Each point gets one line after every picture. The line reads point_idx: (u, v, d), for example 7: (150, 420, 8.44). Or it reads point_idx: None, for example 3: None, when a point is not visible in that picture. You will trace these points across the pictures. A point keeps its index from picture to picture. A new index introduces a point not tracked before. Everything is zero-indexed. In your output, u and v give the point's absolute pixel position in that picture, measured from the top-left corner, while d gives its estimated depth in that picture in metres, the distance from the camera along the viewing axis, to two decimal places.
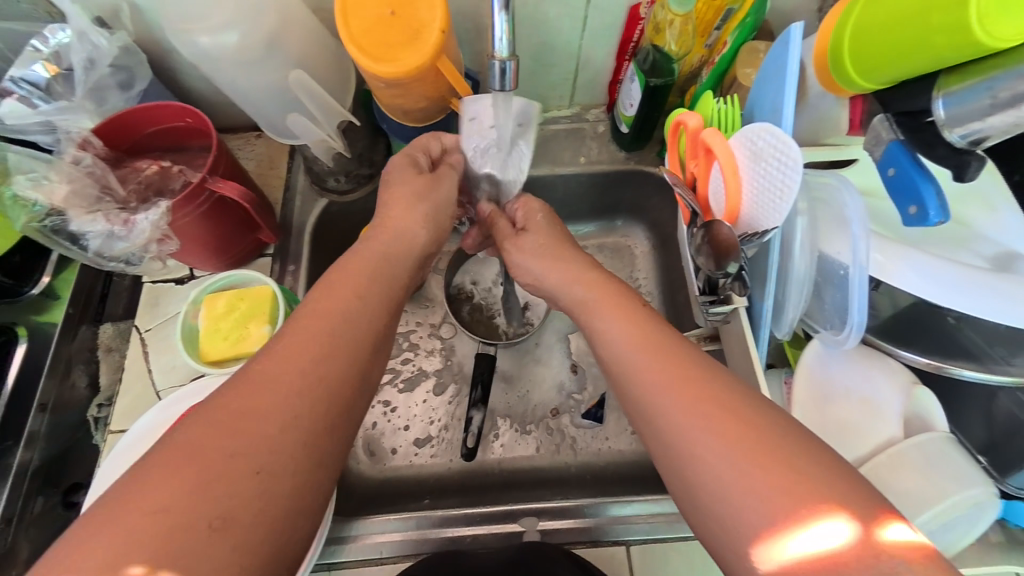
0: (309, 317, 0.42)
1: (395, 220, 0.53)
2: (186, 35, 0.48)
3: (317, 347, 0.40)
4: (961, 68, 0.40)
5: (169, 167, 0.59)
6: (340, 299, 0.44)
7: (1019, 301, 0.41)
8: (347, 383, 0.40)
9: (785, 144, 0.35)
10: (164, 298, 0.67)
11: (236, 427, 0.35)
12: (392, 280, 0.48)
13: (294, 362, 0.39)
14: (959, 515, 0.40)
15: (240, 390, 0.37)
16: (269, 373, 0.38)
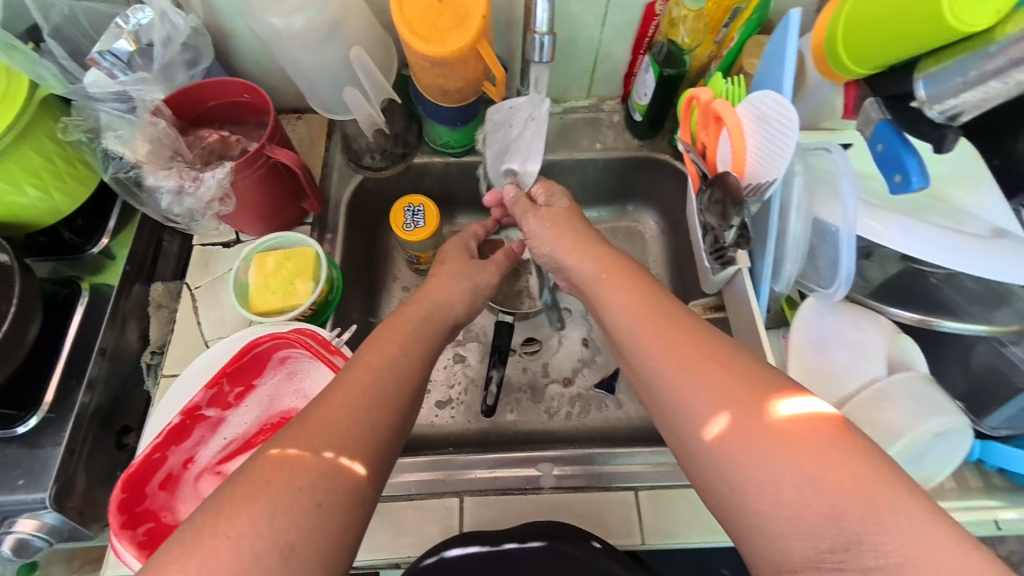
0: (361, 368, 0.44)
1: (438, 289, 0.57)
2: (260, 15, 0.55)
3: (367, 398, 0.42)
4: (938, 52, 0.46)
5: (229, 136, 0.66)
6: (387, 350, 0.47)
7: (988, 257, 0.47)
8: (397, 426, 0.43)
9: (784, 113, 0.41)
10: (214, 260, 0.73)
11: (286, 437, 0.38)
12: (433, 328, 0.53)
13: (349, 407, 0.41)
14: (925, 443, 0.46)
15: (301, 429, 0.39)
16: (329, 418, 0.40)
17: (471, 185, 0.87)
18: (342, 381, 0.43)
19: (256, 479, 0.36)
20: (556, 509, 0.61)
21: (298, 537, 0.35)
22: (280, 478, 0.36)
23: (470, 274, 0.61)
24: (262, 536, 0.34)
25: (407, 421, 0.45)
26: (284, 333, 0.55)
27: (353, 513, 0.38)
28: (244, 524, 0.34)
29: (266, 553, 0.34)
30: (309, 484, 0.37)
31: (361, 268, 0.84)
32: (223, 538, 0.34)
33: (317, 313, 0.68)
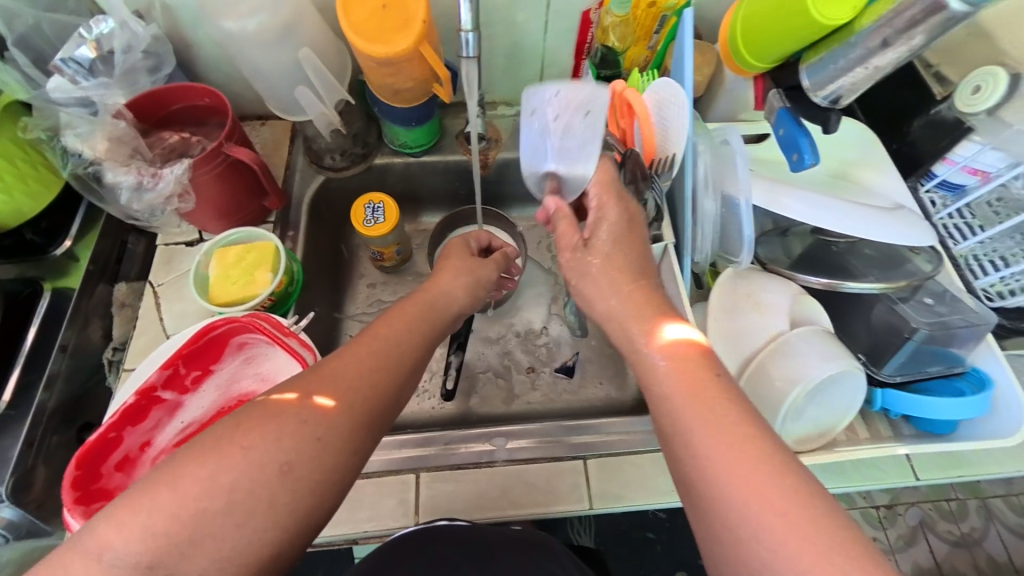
0: (372, 336, 0.47)
1: (443, 282, 0.58)
2: (215, 19, 0.59)
3: (372, 360, 0.45)
4: (816, 45, 0.53)
5: (189, 137, 0.70)
6: (397, 324, 0.49)
7: (901, 231, 0.53)
8: (393, 394, 0.45)
9: (679, 97, 0.51)
10: (178, 257, 0.76)
11: (266, 405, 0.39)
12: (436, 316, 0.54)
13: (356, 365, 0.44)
14: (822, 388, 0.52)
15: (316, 375, 0.42)
16: (339, 369, 0.43)
17: (432, 183, 0.92)
18: (357, 342, 0.46)
19: (267, 407, 0.39)
20: (508, 479, 0.65)
21: (297, 457, 0.38)
22: (288, 410, 0.39)
23: (473, 270, 0.62)
24: (271, 452, 0.37)
25: (402, 395, 0.46)
26: (239, 317, 0.58)
27: (346, 455, 0.40)
28: (257, 438, 0.37)
29: (264, 469, 0.37)
30: (311, 420, 0.39)
31: (325, 264, 0.87)
32: (235, 449, 0.37)
33: (277, 304, 0.71)
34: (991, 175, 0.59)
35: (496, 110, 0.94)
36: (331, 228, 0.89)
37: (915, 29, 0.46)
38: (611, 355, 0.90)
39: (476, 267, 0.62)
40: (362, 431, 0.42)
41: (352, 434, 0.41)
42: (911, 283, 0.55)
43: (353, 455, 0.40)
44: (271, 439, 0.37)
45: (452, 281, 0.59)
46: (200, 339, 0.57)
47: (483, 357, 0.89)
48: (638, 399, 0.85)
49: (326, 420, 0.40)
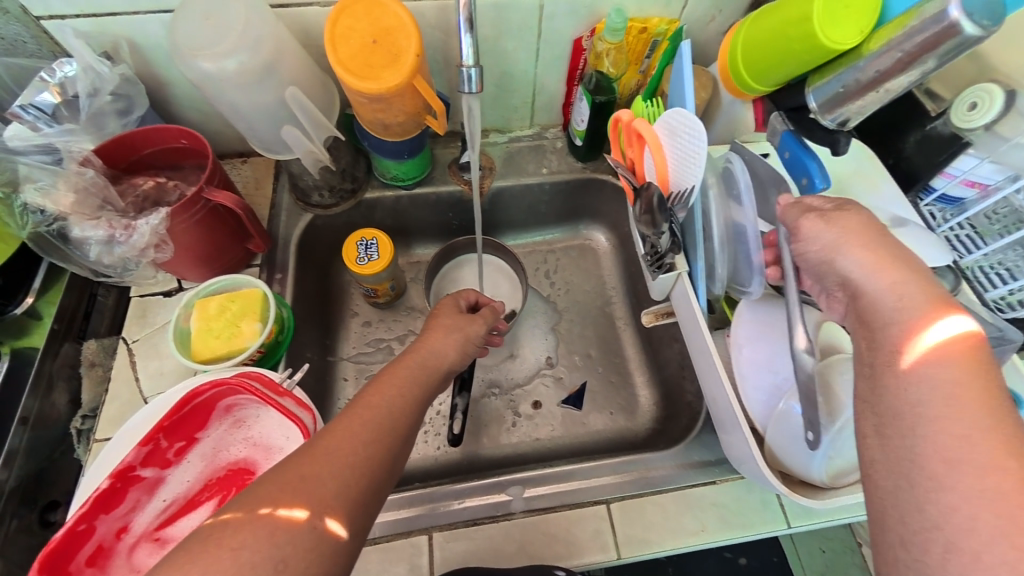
0: (362, 408, 0.43)
1: (432, 339, 0.55)
2: (191, 59, 0.56)
3: (368, 434, 0.41)
4: (819, 70, 0.52)
5: (165, 182, 0.65)
6: (389, 392, 0.46)
7: None
8: (389, 465, 0.41)
9: (692, 125, 0.47)
10: (153, 310, 0.70)
11: (283, 483, 0.36)
12: (426, 377, 0.50)
13: (351, 442, 0.40)
14: None
15: (307, 456, 0.38)
16: (333, 448, 0.39)
17: (423, 215, 0.89)
18: (347, 414, 0.42)
19: (277, 493, 0.35)
20: (527, 530, 0.60)
21: (294, 551, 0.33)
22: (283, 497, 0.35)
23: (464, 326, 0.59)
24: (263, 552, 0.32)
25: (398, 460, 0.43)
26: (225, 379, 0.52)
27: (352, 536, 0.37)
28: (247, 538, 0.33)
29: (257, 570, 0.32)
30: (311, 497, 0.36)
31: (314, 306, 0.82)
32: (225, 549, 0.32)
33: (266, 355, 0.65)
34: (989, 187, 0.59)
35: (487, 138, 0.92)
36: (318, 267, 0.85)
37: (926, 54, 0.45)
38: (618, 382, 0.86)
39: (462, 324, 0.59)
40: (360, 511, 0.38)
41: (352, 517, 0.37)
42: None
43: (350, 541, 0.37)
44: (263, 530, 0.33)
45: (441, 340, 0.56)
46: (183, 408, 0.51)
47: (486, 392, 0.85)
48: (650, 428, 0.81)
49: (303, 540, 0.34)
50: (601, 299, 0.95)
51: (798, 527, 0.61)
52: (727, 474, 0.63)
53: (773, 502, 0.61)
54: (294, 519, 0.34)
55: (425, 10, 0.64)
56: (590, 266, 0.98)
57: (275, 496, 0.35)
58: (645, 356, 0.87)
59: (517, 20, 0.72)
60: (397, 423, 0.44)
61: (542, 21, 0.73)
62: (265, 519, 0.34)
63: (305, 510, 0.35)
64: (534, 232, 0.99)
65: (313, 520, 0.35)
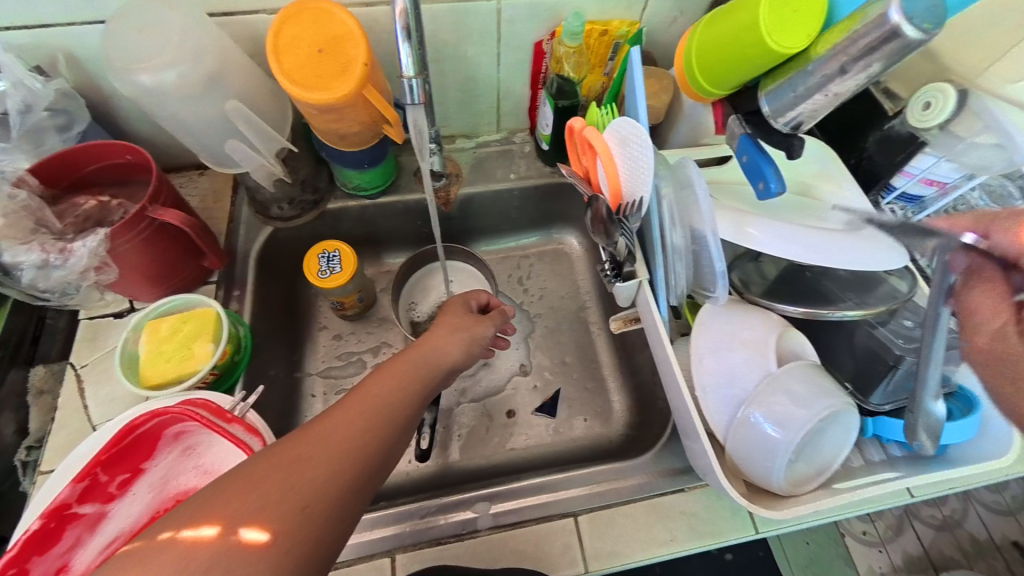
0: (360, 396, 0.44)
1: (435, 338, 0.54)
2: (126, 73, 0.53)
3: (365, 421, 0.42)
4: (772, 74, 0.52)
5: (108, 201, 0.62)
6: (388, 383, 0.46)
7: (868, 254, 0.51)
8: (379, 457, 0.41)
9: (640, 135, 0.47)
10: (103, 332, 0.67)
11: (277, 462, 0.37)
12: (427, 374, 0.50)
13: (347, 429, 0.41)
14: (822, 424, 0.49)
15: (302, 437, 0.39)
16: (329, 432, 0.40)
17: (390, 224, 0.87)
18: (347, 400, 0.43)
19: (210, 505, 0.34)
20: (495, 548, 0.58)
21: (281, 528, 0.34)
22: (274, 475, 0.36)
23: (470, 326, 0.58)
24: (253, 524, 0.33)
25: (390, 455, 0.43)
26: (168, 409, 0.50)
27: (329, 526, 0.36)
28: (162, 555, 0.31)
29: (243, 542, 0.33)
30: (299, 482, 0.36)
31: (278, 321, 0.80)
32: (219, 514, 0.33)
33: (220, 377, 0.63)
34: (948, 185, 0.59)
35: (454, 143, 0.91)
36: (283, 280, 0.82)
37: (870, 58, 0.44)
38: (593, 388, 0.85)
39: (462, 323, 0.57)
40: (347, 498, 0.38)
41: (340, 501, 0.38)
42: (889, 307, 0.53)
43: (337, 524, 0.37)
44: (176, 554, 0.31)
45: (444, 338, 0.55)
46: (124, 439, 0.49)
47: (460, 401, 0.84)
48: (625, 434, 0.80)
49: (220, 550, 0.32)
50: (576, 304, 0.94)
51: (766, 533, 0.60)
52: (696, 481, 0.62)
53: (742, 509, 0.60)
54: (202, 538, 0.32)
55: (378, 16, 0.62)
56: (564, 271, 0.97)
57: (204, 510, 0.34)
58: (618, 362, 0.86)
59: (477, 25, 0.70)
60: (391, 418, 0.44)
61: (502, 25, 0.71)
62: (167, 546, 0.32)
63: (217, 526, 0.32)
64: (507, 237, 0.98)
65: (226, 535, 0.32)
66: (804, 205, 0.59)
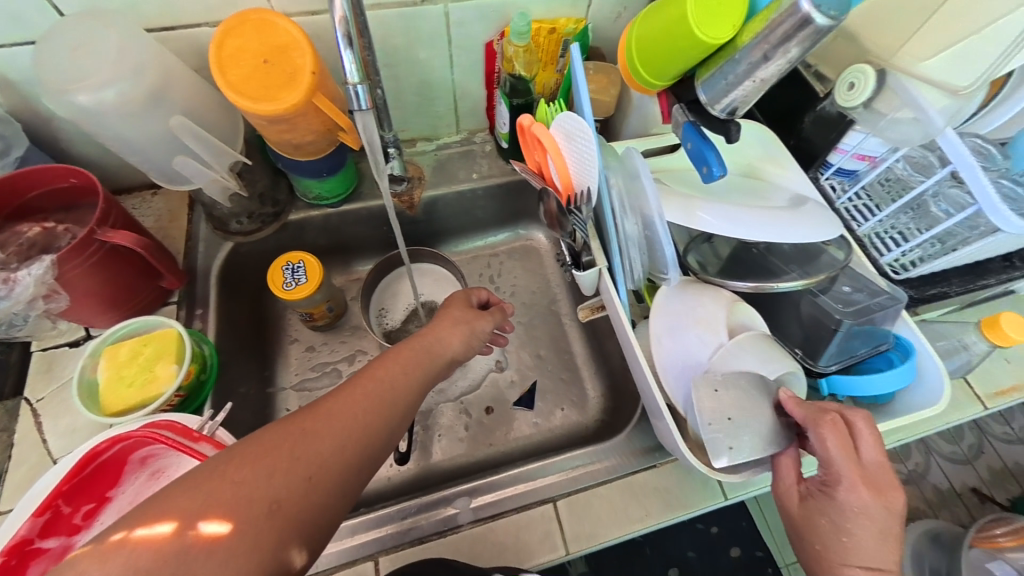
0: (366, 379, 0.47)
1: (439, 328, 0.56)
2: (62, 94, 0.52)
3: (369, 403, 0.45)
4: (706, 63, 0.54)
5: (53, 227, 0.60)
6: (393, 368, 0.49)
7: (806, 227, 0.54)
8: (382, 437, 0.45)
9: (583, 129, 0.49)
10: (59, 363, 0.65)
11: (288, 431, 0.40)
12: (430, 366, 0.52)
13: (353, 409, 0.44)
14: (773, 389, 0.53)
15: (311, 413, 0.42)
16: (336, 410, 0.43)
17: (355, 232, 0.86)
18: (354, 383, 0.46)
19: (169, 503, 0.35)
20: (476, 542, 0.59)
21: (287, 496, 0.37)
22: (283, 446, 0.39)
23: (471, 320, 0.59)
24: (260, 490, 0.37)
25: (392, 437, 0.46)
26: (130, 433, 0.49)
27: (330, 496, 0.40)
28: (120, 558, 0.31)
29: (254, 506, 0.36)
30: (304, 456, 0.39)
31: (245, 337, 0.78)
32: (224, 484, 0.36)
33: (186, 398, 0.62)
34: (877, 159, 0.63)
35: (414, 147, 0.91)
36: (248, 296, 0.81)
37: (789, 43, 0.46)
38: (568, 379, 0.87)
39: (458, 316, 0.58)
40: (349, 474, 0.41)
41: (344, 473, 0.41)
42: (829, 274, 0.57)
43: (340, 495, 0.41)
44: (143, 561, 0.32)
45: (446, 330, 0.56)
46: (87, 464, 0.48)
47: (437, 401, 0.84)
48: (600, 420, 0.83)
49: (179, 544, 0.33)
50: (547, 298, 0.96)
51: (736, 498, 0.63)
52: (667, 457, 0.65)
53: (711, 479, 0.63)
54: (157, 536, 0.33)
55: (325, 24, 0.62)
56: (534, 266, 0.99)
57: (188, 501, 0.35)
58: (591, 351, 0.89)
59: (426, 29, 0.71)
60: (394, 403, 0.47)
61: (451, 27, 0.72)
62: (120, 547, 0.32)
63: (172, 522, 0.33)
64: (475, 237, 0.99)
65: (181, 531, 0.33)
66: (749, 186, 0.63)
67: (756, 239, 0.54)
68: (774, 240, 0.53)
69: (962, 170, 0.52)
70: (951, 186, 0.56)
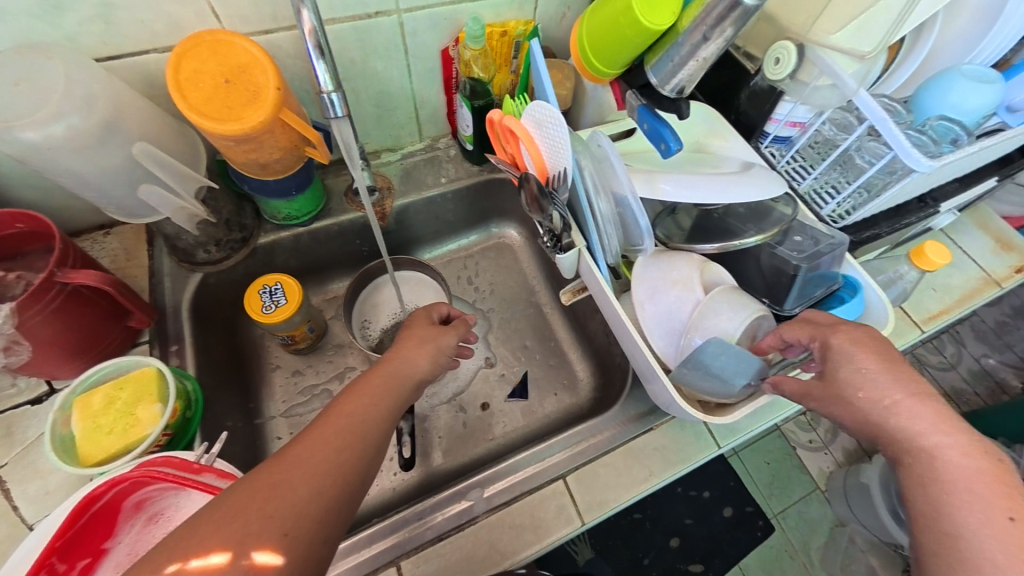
0: (334, 417, 0.45)
1: (405, 350, 0.55)
2: (5, 131, 0.49)
3: (341, 440, 0.44)
4: (654, 49, 0.59)
5: (3, 275, 0.56)
6: (362, 400, 0.48)
7: (755, 186, 0.60)
8: (358, 476, 0.43)
9: (552, 116, 0.52)
10: (19, 425, 0.60)
11: (256, 491, 0.38)
12: (399, 386, 0.51)
13: (323, 451, 0.42)
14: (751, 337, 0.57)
15: (277, 463, 0.40)
16: (306, 454, 0.42)
17: (328, 249, 0.85)
18: (322, 422, 0.45)
19: (189, 545, 0.35)
20: (494, 529, 0.60)
21: (262, 556, 0.35)
22: (254, 503, 0.38)
23: (436, 336, 0.58)
24: (234, 549, 0.35)
25: (371, 469, 0.45)
26: (126, 475, 0.46)
27: (310, 549, 0.38)
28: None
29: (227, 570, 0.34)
30: (278, 511, 0.38)
31: (226, 370, 0.75)
32: (195, 545, 0.35)
33: (174, 437, 0.59)
34: (806, 124, 0.71)
35: (379, 158, 0.91)
36: (222, 327, 0.78)
37: (724, 24, 0.51)
38: (557, 364, 0.90)
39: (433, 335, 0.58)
40: (328, 518, 0.40)
41: (322, 519, 0.39)
42: (780, 228, 0.63)
43: (321, 544, 0.39)
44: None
45: (410, 353, 0.55)
46: (87, 508, 0.45)
47: (433, 405, 0.84)
48: (593, 398, 0.86)
49: None
50: (526, 291, 0.98)
51: (728, 445, 0.68)
52: (662, 418, 0.68)
53: (703, 431, 0.68)
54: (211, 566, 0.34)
55: (281, 42, 0.62)
56: (509, 262, 1.01)
57: (195, 545, 0.35)
58: (575, 335, 0.92)
59: (383, 40, 0.73)
60: (367, 434, 0.45)
61: (406, 37, 0.74)
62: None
63: (225, 553, 0.35)
64: (448, 241, 1.00)
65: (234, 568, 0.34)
66: (700, 158, 0.69)
67: (715, 202, 0.59)
68: (732, 201, 0.59)
69: (877, 124, 0.60)
70: (869, 140, 0.64)
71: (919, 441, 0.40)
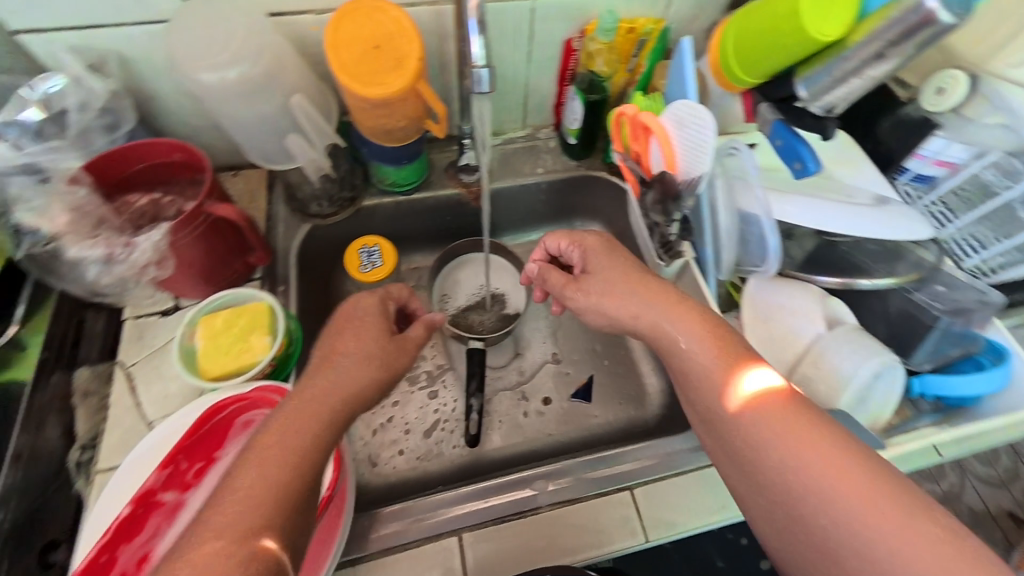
0: (265, 433, 0.40)
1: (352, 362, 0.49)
2: (190, 71, 0.55)
3: (282, 457, 0.39)
4: (808, 61, 0.55)
5: (160, 198, 0.65)
6: (298, 412, 0.42)
7: (890, 226, 0.55)
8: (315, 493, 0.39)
9: (702, 117, 0.51)
10: (150, 331, 0.67)
11: (217, 483, 0.37)
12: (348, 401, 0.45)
13: (267, 465, 0.38)
14: (872, 383, 0.54)
15: (236, 465, 0.38)
16: (245, 466, 0.38)
17: (421, 220, 0.88)
18: (261, 431, 0.40)
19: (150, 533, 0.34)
20: (554, 524, 0.60)
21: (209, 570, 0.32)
22: (214, 503, 0.36)
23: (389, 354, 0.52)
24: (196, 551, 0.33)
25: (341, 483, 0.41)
26: (248, 393, 0.54)
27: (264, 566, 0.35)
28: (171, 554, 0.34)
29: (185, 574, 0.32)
30: (236, 518, 0.35)
31: (317, 318, 0.80)
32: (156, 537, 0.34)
33: (279, 369, 0.64)
34: (958, 166, 0.64)
35: None
36: (318, 278, 0.83)
37: (906, 40, 0.48)
38: (624, 373, 0.88)
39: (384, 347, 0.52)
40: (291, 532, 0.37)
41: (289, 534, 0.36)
42: (918, 273, 0.57)
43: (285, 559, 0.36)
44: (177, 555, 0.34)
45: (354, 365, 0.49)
46: (208, 417, 0.53)
47: (496, 389, 0.85)
48: (660, 414, 0.83)
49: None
50: None
51: None
52: None
53: None
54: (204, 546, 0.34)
55: (422, 15, 0.65)
56: None
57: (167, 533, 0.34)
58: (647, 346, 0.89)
59: (511, 24, 0.73)
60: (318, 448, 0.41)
61: (535, 23, 0.74)
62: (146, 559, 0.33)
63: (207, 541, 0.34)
64: (531, 231, 1.01)
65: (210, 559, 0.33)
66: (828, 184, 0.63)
67: (849, 234, 0.55)
68: (866, 234, 0.55)
69: None
70: None
71: (825, 519, 0.37)
